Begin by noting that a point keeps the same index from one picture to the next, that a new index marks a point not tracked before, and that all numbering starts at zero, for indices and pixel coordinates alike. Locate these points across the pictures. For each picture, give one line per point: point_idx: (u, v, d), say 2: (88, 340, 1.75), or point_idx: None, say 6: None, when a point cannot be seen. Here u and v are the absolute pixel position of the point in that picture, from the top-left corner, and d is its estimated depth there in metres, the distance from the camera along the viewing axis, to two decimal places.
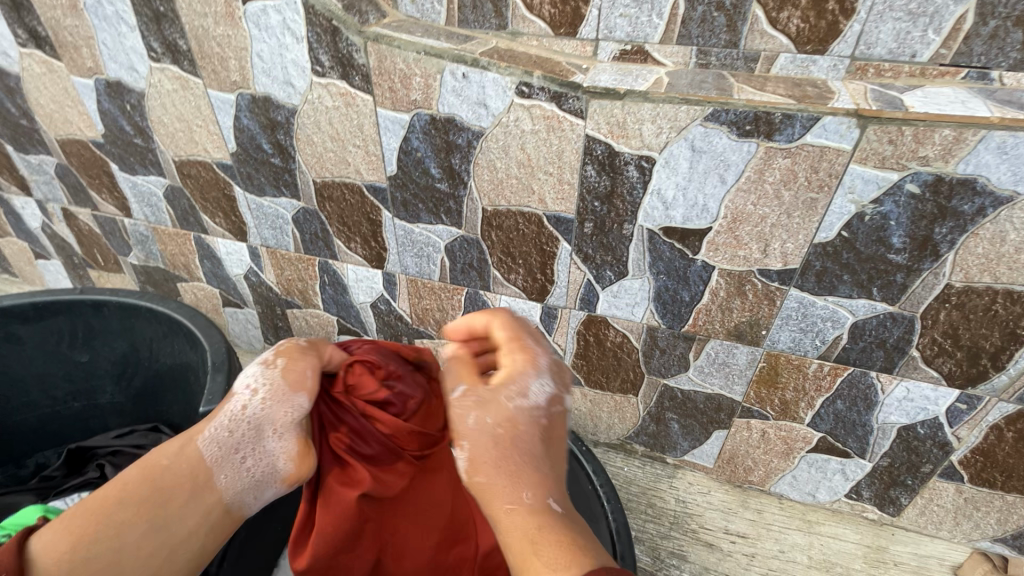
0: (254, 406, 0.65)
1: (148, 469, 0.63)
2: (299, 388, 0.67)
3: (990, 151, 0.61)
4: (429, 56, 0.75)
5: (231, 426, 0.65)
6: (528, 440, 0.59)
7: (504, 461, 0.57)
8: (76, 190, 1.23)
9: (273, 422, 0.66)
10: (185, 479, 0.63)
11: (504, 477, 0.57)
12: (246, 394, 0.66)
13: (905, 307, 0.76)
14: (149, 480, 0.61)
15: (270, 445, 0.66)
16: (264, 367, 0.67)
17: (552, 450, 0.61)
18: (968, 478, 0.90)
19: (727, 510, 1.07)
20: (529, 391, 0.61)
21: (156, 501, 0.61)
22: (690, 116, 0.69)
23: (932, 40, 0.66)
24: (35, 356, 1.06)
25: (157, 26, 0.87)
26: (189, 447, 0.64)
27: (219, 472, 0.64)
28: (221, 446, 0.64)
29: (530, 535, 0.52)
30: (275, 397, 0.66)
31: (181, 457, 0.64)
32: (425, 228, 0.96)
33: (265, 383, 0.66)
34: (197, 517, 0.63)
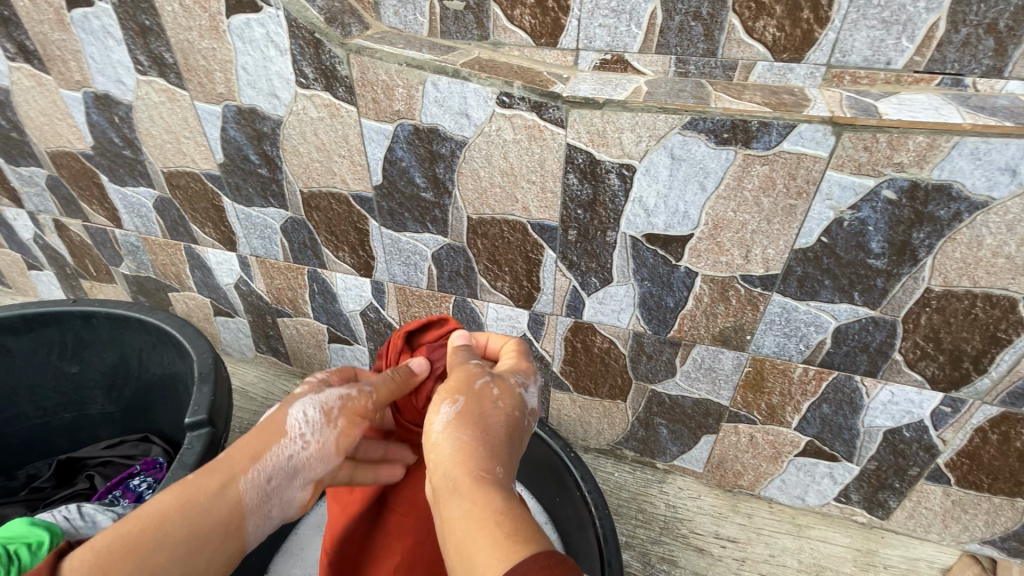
0: (300, 454, 0.62)
1: (183, 504, 0.57)
2: (342, 449, 0.66)
3: (964, 157, 0.62)
4: (410, 67, 0.76)
5: (273, 472, 0.61)
6: (513, 427, 0.61)
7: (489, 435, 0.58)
8: (66, 201, 1.23)
9: (309, 473, 0.63)
10: (219, 523, 0.57)
11: (485, 449, 0.57)
12: (298, 440, 0.62)
13: (887, 312, 0.77)
14: (187, 521, 0.56)
15: (296, 494, 0.63)
16: (323, 417, 0.64)
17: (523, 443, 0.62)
18: (955, 480, 0.90)
19: (717, 515, 1.07)
20: (527, 387, 0.66)
21: (188, 543, 0.55)
22: (669, 125, 0.69)
23: (906, 47, 0.67)
24: (25, 368, 1.07)
25: (143, 40, 0.87)
26: (229, 489, 0.59)
27: (248, 520, 0.59)
28: (260, 491, 0.60)
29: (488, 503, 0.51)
30: (320, 451, 0.63)
31: (220, 498, 0.58)
32: (412, 237, 0.97)
33: (319, 439, 0.63)
34: (221, 562, 0.58)
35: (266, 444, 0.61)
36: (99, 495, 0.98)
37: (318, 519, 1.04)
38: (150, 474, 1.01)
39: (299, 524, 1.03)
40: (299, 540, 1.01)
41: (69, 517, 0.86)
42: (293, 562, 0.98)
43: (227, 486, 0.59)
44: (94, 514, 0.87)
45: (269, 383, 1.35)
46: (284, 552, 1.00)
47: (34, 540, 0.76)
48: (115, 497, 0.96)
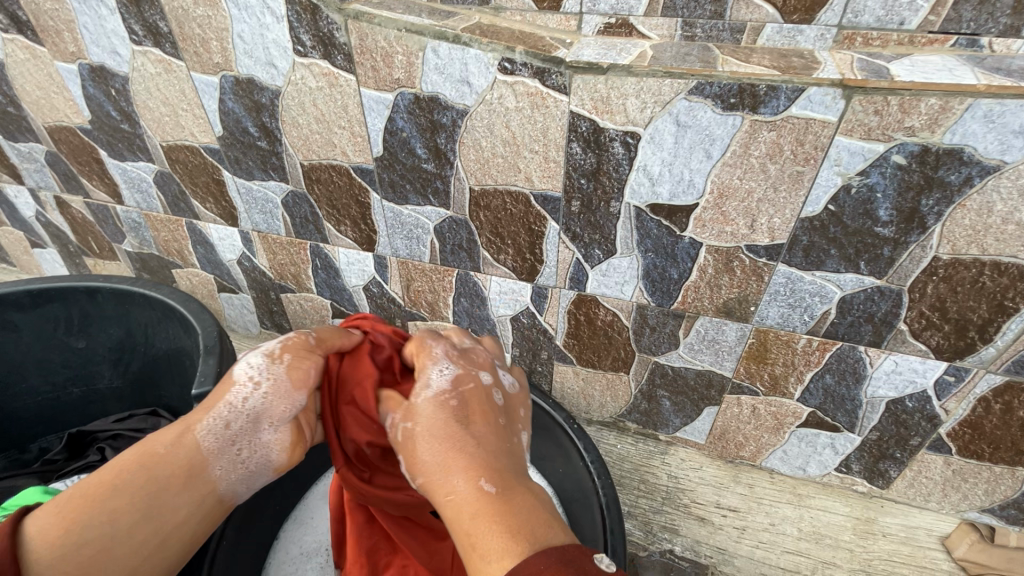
0: (254, 397, 0.56)
1: (140, 456, 0.52)
2: (303, 386, 0.60)
3: (977, 120, 0.60)
4: (409, 33, 0.74)
5: (230, 417, 0.55)
6: (447, 429, 0.56)
7: (431, 453, 0.55)
8: (67, 177, 1.23)
9: (275, 415, 0.57)
10: (179, 469, 0.53)
11: (437, 468, 0.53)
12: (250, 382, 0.57)
13: (893, 281, 0.76)
14: (142, 470, 0.51)
15: (266, 437, 0.57)
16: (268, 360, 0.59)
17: (481, 426, 0.57)
18: (957, 450, 0.91)
19: (718, 485, 1.09)
20: (430, 382, 0.62)
21: (146, 493, 0.50)
22: (674, 90, 0.68)
23: (921, 6, 0.64)
24: (33, 343, 1.08)
25: (137, 8, 0.86)
26: (184, 436, 0.54)
27: (213, 465, 0.54)
28: (217, 436, 0.54)
29: (464, 519, 0.48)
30: (277, 393, 0.57)
31: (179, 445, 0.53)
32: (414, 210, 0.96)
33: (269, 377, 0.58)
34: (188, 512, 0.53)
35: (221, 389, 0.56)
36: None
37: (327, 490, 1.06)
38: None
39: (308, 494, 1.05)
40: (308, 509, 1.03)
41: None
42: (304, 529, 1.01)
43: (182, 434, 0.54)
44: None
45: None
46: (294, 521, 1.02)
47: None
48: None
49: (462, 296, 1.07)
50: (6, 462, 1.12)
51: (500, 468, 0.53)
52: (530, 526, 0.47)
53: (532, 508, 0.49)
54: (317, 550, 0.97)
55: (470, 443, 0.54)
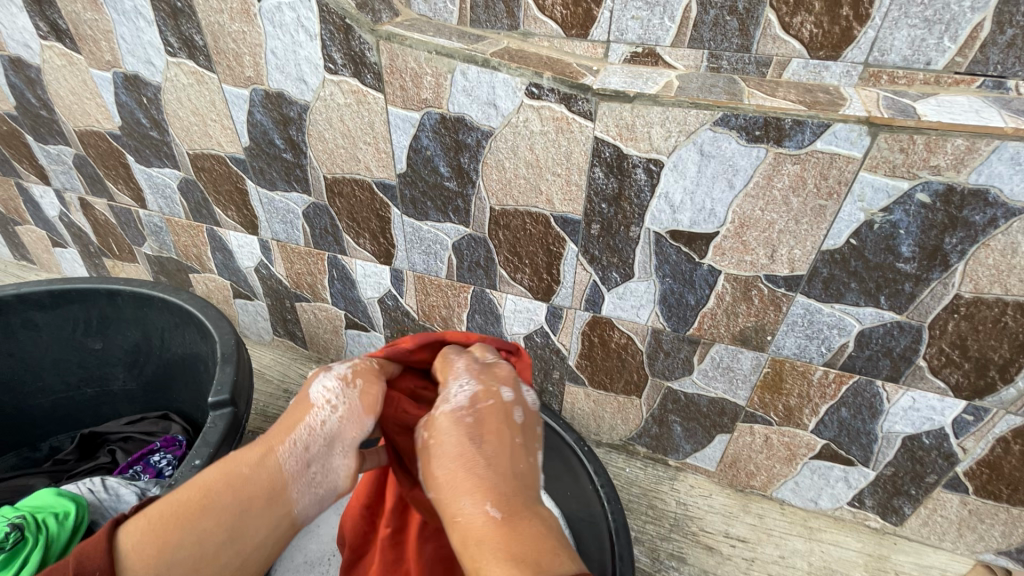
0: (333, 420, 0.61)
1: (225, 476, 0.57)
2: (372, 410, 0.64)
3: (1003, 161, 0.60)
4: (439, 55, 0.76)
5: (309, 441, 0.59)
6: (461, 449, 0.58)
7: (446, 477, 0.57)
8: (92, 180, 1.25)
9: (346, 438, 0.62)
10: (262, 492, 0.57)
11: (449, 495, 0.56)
12: (326, 405, 0.61)
13: (914, 317, 0.76)
14: (230, 492, 0.56)
15: (338, 461, 0.61)
16: (342, 382, 0.63)
17: (496, 443, 0.60)
18: (973, 490, 0.89)
19: (727, 514, 1.07)
20: (451, 396, 0.64)
21: (234, 510, 0.56)
22: (700, 121, 0.69)
23: (948, 47, 0.65)
24: (51, 343, 1.09)
25: (174, 21, 0.88)
26: (268, 459, 0.58)
27: (292, 489, 0.58)
28: (298, 460, 0.59)
29: (472, 542, 0.52)
30: (350, 414, 0.62)
31: (263, 469, 0.58)
32: (433, 226, 0.97)
33: (345, 400, 0.62)
34: (271, 530, 0.57)
35: (298, 414, 0.60)
36: (120, 470, 1.00)
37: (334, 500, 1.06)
38: (170, 451, 1.03)
39: None
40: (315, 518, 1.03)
41: (94, 490, 0.88)
42: (310, 537, 1.00)
43: (265, 458, 0.58)
44: (118, 487, 0.89)
45: (285, 366, 1.36)
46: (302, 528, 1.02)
47: (61, 510, 0.79)
48: (136, 472, 0.99)
49: (476, 313, 1.07)
50: (17, 460, 1.13)
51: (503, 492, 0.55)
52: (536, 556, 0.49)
53: (531, 534, 0.52)
54: (321, 560, 0.97)
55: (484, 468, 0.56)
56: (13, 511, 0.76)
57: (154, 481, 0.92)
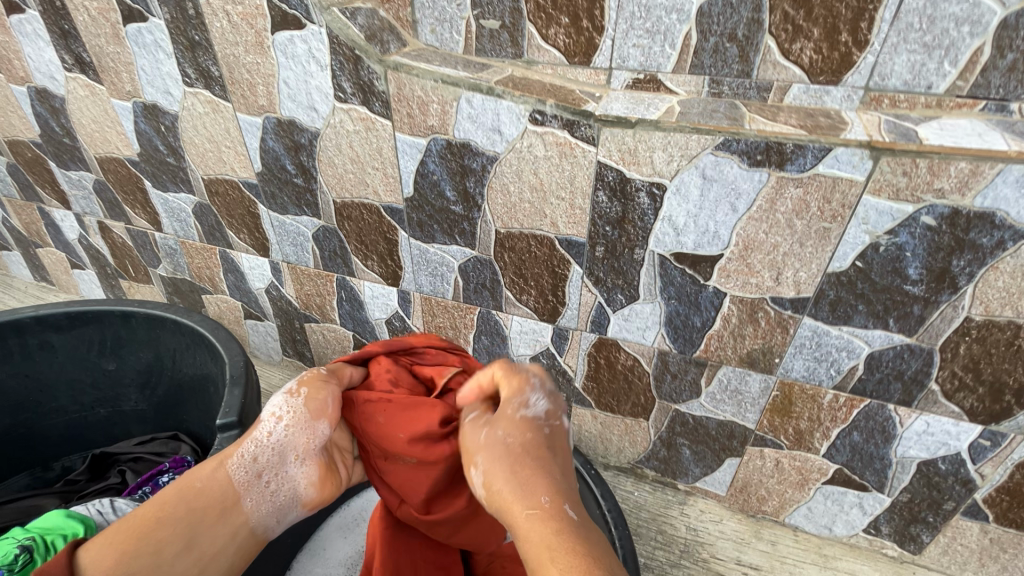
0: (279, 432, 0.61)
1: (182, 489, 0.59)
2: (324, 415, 0.63)
3: (1008, 184, 0.60)
4: (445, 84, 0.78)
5: (260, 453, 0.60)
6: (535, 450, 0.53)
7: (516, 468, 0.52)
8: (111, 205, 1.29)
9: (298, 448, 0.62)
10: (216, 501, 0.59)
11: (517, 488, 0.50)
12: (274, 416, 0.61)
13: (924, 340, 0.75)
14: (180, 500, 0.58)
15: (291, 470, 0.62)
16: (287, 394, 0.62)
17: (564, 458, 0.55)
18: (994, 518, 0.87)
19: (739, 541, 1.05)
20: (530, 404, 0.57)
21: (189, 522, 0.56)
22: (702, 145, 0.69)
23: (948, 72, 0.65)
24: (66, 363, 1.11)
25: (192, 54, 0.91)
26: (220, 471, 0.60)
27: (246, 496, 0.60)
28: (249, 470, 0.60)
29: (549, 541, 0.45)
30: (299, 423, 0.61)
31: (214, 480, 0.59)
32: (440, 249, 0.98)
33: (290, 412, 0.61)
34: (224, 540, 0.59)
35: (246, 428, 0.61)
36: (130, 490, 1.01)
37: (341, 522, 1.06)
38: (179, 471, 1.04)
39: (323, 524, 1.05)
40: (322, 541, 1.03)
41: (103, 511, 0.89)
42: (316, 561, 1.00)
43: (217, 470, 0.60)
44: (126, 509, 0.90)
45: None
46: (307, 552, 1.01)
47: (69, 532, 0.80)
48: (145, 493, 0.99)
49: (482, 333, 1.08)
50: (29, 480, 1.15)
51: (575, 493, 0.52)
52: (609, 556, 0.46)
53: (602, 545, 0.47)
54: None
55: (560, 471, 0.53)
56: (23, 532, 0.77)
57: None
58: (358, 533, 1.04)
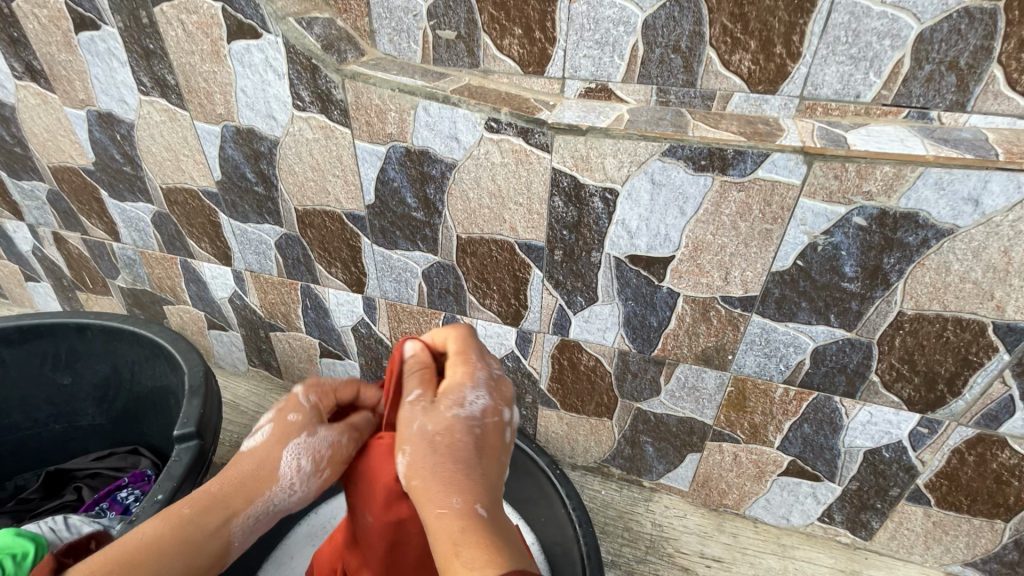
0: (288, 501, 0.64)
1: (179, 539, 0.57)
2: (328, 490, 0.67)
3: (929, 187, 0.64)
4: (402, 93, 0.79)
5: (261, 517, 0.63)
6: (460, 448, 0.55)
7: (438, 465, 0.54)
8: (67, 215, 1.26)
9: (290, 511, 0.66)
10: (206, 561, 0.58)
11: (437, 484, 0.53)
12: (289, 488, 0.63)
13: (863, 334, 0.79)
14: (180, 554, 0.56)
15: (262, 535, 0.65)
16: (313, 472, 0.63)
17: (494, 461, 0.57)
18: (935, 502, 0.91)
19: (702, 534, 1.08)
20: (465, 402, 0.58)
21: None
22: (649, 152, 0.72)
23: (874, 82, 0.70)
24: (19, 378, 1.08)
25: (147, 62, 0.91)
26: (224, 527, 0.60)
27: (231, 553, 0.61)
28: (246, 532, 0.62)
29: (454, 536, 0.49)
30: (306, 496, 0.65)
31: (213, 538, 0.59)
32: (403, 255, 0.99)
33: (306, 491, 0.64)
34: None
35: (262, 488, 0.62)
36: (86, 506, 0.99)
37: (309, 530, 1.05)
38: (138, 486, 1.02)
39: (290, 533, 1.04)
40: (288, 550, 1.03)
41: (55, 528, 0.87)
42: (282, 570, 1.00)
43: (221, 529, 0.60)
44: (80, 526, 0.89)
45: (260, 397, 1.35)
46: (274, 561, 1.01)
47: (19, 551, 0.77)
48: (102, 509, 0.98)
49: None
50: None
51: (493, 497, 0.54)
52: (513, 552, 0.49)
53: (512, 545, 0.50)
54: None
55: (486, 470, 0.56)
56: None
57: (118, 518, 0.92)
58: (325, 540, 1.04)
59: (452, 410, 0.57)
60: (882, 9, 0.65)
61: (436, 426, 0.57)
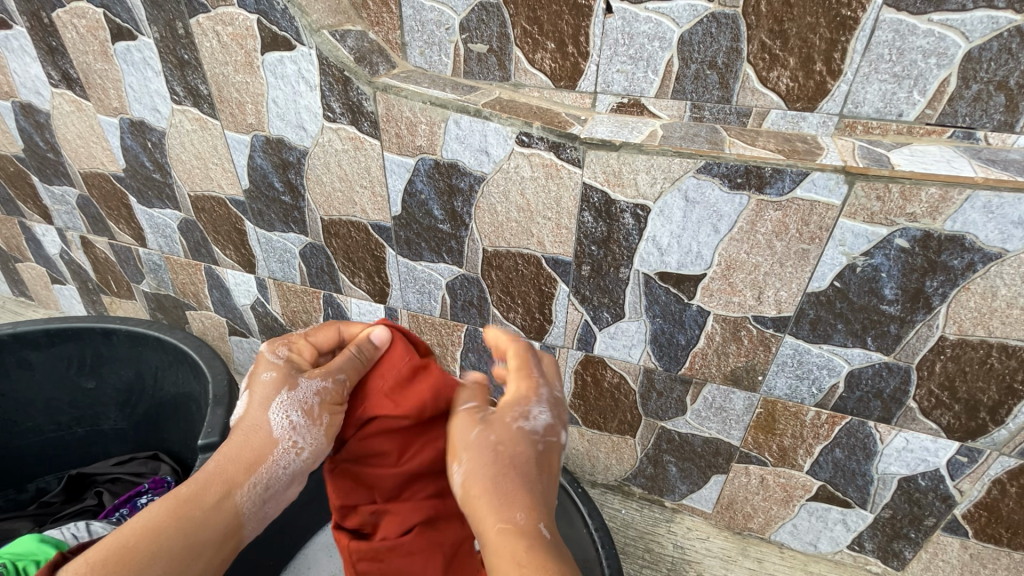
0: (292, 461, 0.60)
1: (178, 516, 0.54)
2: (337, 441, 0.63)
3: (977, 210, 0.62)
4: (434, 106, 0.79)
5: (270, 482, 0.59)
6: (523, 463, 0.56)
7: (499, 478, 0.54)
8: (95, 220, 1.28)
9: (308, 474, 0.62)
10: (218, 534, 0.56)
11: (499, 498, 0.53)
12: (290, 449, 0.60)
13: (901, 358, 0.76)
14: (184, 535, 0.54)
15: (296, 493, 0.63)
16: (305, 421, 0.60)
17: (552, 478, 0.58)
18: (973, 533, 0.88)
19: (726, 559, 1.05)
20: (530, 415, 0.59)
21: (186, 559, 0.53)
22: (684, 168, 0.71)
23: (918, 100, 0.68)
24: (44, 381, 1.09)
25: (181, 72, 0.92)
26: (225, 501, 0.57)
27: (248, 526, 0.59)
28: (257, 501, 0.59)
29: (515, 551, 0.48)
30: (313, 453, 0.61)
31: (218, 509, 0.57)
32: (428, 266, 0.99)
33: (309, 442, 0.60)
34: (219, 570, 0.57)
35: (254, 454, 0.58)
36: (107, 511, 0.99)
37: (327, 540, 1.05)
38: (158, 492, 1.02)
39: (308, 543, 1.04)
40: (306, 560, 1.02)
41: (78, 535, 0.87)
42: None
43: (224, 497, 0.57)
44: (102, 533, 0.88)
45: None
46: (292, 571, 1.01)
47: (42, 557, 0.78)
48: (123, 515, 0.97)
49: (470, 351, 1.08)
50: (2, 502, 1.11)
51: (553, 513, 0.54)
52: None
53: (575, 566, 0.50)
54: None
55: (546, 493, 0.56)
56: None
57: None
58: None
59: (514, 423, 0.58)
60: (928, 27, 0.63)
61: (499, 441, 0.57)
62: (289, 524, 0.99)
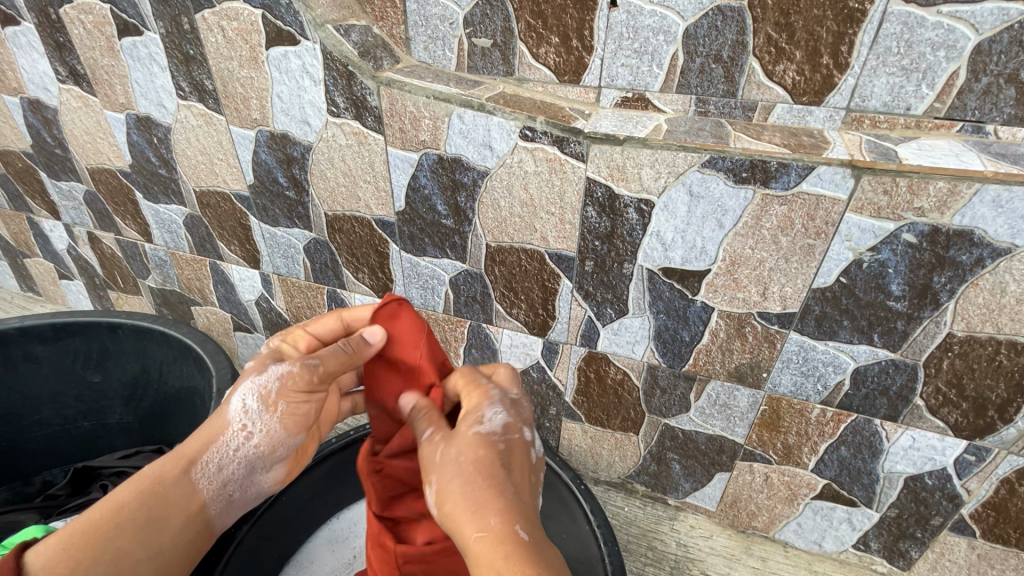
0: (250, 446, 0.67)
1: (148, 494, 0.61)
2: (297, 428, 0.70)
3: (985, 204, 0.62)
4: (438, 100, 0.79)
5: (230, 466, 0.66)
6: (488, 465, 0.58)
7: (470, 486, 0.56)
8: (101, 215, 1.29)
9: (267, 459, 0.69)
10: (183, 509, 0.63)
11: (472, 502, 0.55)
12: (250, 435, 0.67)
13: (908, 355, 0.76)
14: (151, 508, 0.60)
15: (260, 477, 0.70)
16: (264, 410, 0.66)
17: (521, 476, 0.60)
18: (981, 533, 0.87)
19: (729, 557, 1.05)
20: (484, 418, 0.63)
21: (152, 530, 0.60)
22: (688, 163, 0.71)
23: (926, 94, 0.67)
24: (50, 375, 1.10)
25: (186, 68, 0.92)
26: (191, 480, 0.64)
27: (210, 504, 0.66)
28: (218, 482, 0.66)
29: (496, 556, 0.50)
30: (270, 440, 0.68)
31: (184, 487, 0.63)
32: (431, 262, 0.99)
33: (265, 429, 0.67)
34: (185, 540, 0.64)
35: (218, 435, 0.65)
36: None
37: (330, 535, 1.06)
38: None
39: (310, 537, 1.05)
40: (309, 554, 1.03)
41: None
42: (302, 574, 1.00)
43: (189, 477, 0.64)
44: None
45: None
46: (294, 565, 1.01)
47: None
48: None
49: (473, 347, 1.08)
50: (8, 494, 1.12)
51: (528, 513, 0.55)
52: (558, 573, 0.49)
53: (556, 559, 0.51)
54: None
55: (518, 489, 0.57)
56: None
57: None
58: (345, 547, 1.04)
59: (476, 429, 0.62)
60: (937, 19, 0.62)
61: (461, 449, 0.60)
62: (291, 518, 0.99)
